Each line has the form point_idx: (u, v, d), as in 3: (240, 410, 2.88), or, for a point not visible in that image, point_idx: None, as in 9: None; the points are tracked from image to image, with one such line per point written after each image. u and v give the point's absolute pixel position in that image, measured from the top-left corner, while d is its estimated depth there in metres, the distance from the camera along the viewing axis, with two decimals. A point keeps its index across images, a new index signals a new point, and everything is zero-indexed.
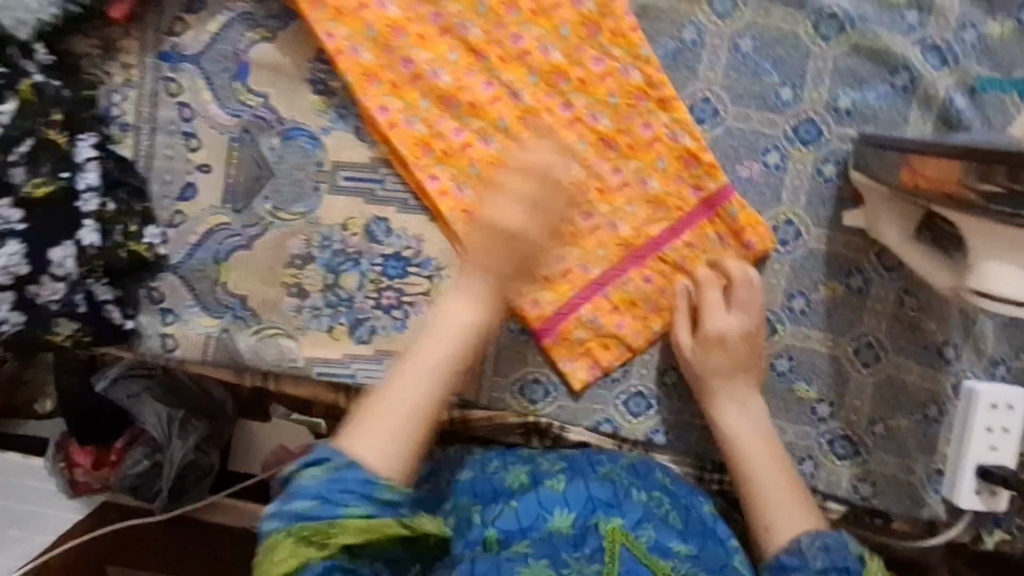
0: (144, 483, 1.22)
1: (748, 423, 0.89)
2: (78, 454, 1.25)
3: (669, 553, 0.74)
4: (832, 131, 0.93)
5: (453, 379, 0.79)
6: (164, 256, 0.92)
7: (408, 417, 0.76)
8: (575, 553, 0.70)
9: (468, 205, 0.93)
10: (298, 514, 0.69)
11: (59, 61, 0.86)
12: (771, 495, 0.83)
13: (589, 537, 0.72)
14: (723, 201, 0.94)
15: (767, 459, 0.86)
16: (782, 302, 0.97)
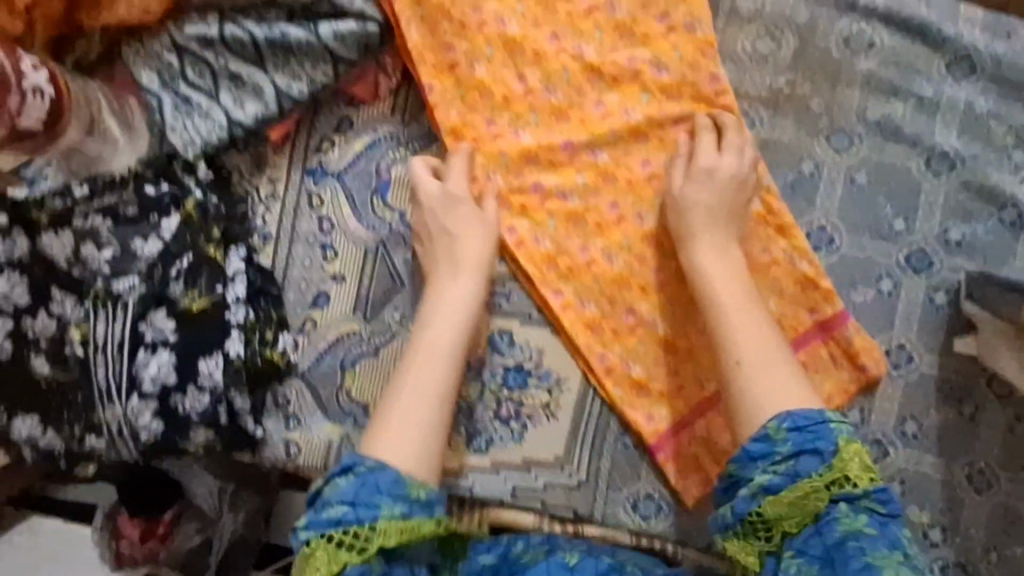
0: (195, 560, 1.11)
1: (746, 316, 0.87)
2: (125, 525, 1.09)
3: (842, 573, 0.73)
4: (943, 262, 0.96)
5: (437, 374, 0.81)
6: (293, 363, 0.94)
7: (433, 400, 0.79)
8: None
9: (590, 319, 0.96)
10: (330, 522, 0.71)
11: (216, 176, 0.91)
12: (757, 364, 0.83)
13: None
14: (838, 326, 0.95)
15: (758, 350, 0.84)
16: (895, 427, 0.98)
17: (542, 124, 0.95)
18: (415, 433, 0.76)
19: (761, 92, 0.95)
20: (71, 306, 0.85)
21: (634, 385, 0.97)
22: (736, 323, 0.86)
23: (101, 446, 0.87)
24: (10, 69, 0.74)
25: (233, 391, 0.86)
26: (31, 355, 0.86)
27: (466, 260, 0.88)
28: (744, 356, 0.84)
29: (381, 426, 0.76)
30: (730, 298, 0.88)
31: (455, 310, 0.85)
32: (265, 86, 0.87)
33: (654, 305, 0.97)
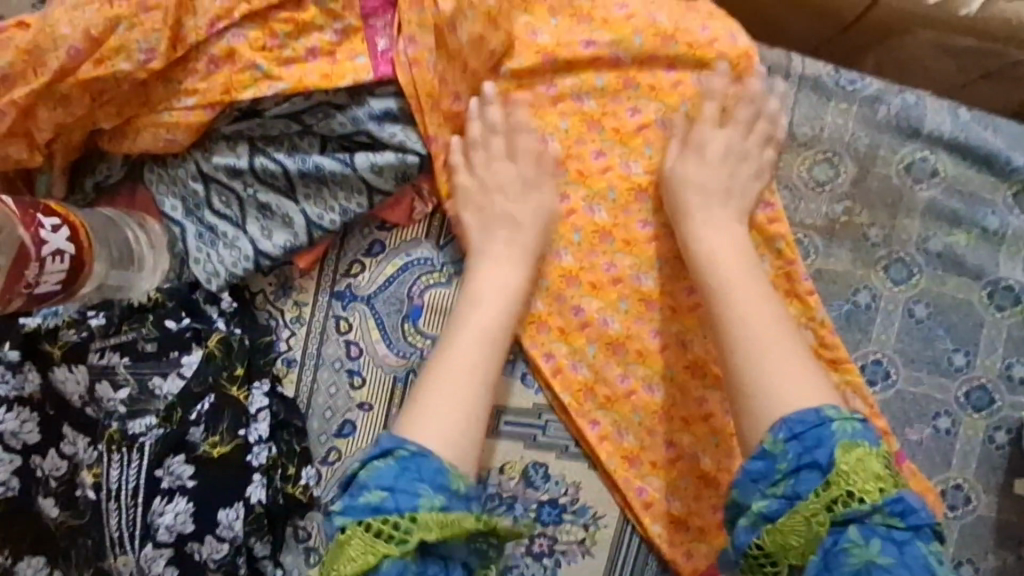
0: None
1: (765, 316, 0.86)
2: None
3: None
4: (1004, 400, 0.91)
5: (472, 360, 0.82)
6: (316, 497, 0.88)
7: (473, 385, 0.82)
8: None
9: (628, 450, 0.91)
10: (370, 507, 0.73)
11: (240, 302, 0.87)
12: (767, 368, 0.83)
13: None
14: (893, 467, 0.89)
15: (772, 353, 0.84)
16: (951, 570, 0.91)
17: (544, 238, 0.89)
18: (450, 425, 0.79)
19: (816, 220, 0.91)
20: (83, 447, 0.80)
21: (674, 521, 0.91)
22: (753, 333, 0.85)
23: None
24: (30, 243, 0.71)
25: (253, 538, 0.81)
26: (41, 498, 0.79)
27: (514, 240, 0.88)
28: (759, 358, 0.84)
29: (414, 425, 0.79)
30: (754, 302, 0.86)
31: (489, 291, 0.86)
32: (295, 216, 0.82)
33: (696, 437, 0.91)
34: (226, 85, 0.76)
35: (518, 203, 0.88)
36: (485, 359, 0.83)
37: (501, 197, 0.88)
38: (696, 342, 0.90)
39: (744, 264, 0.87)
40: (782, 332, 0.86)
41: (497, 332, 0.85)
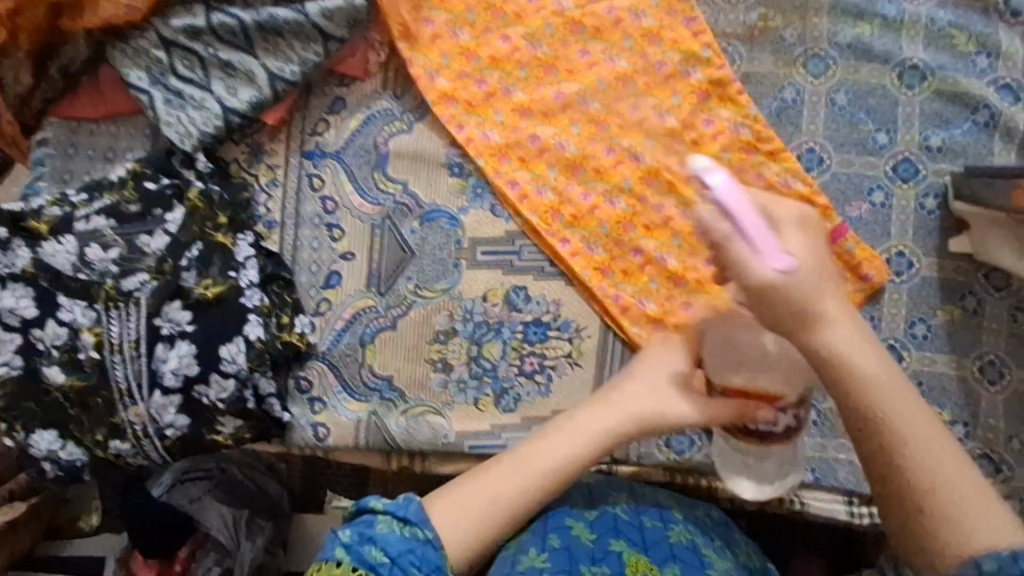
0: None
1: (855, 334, 0.63)
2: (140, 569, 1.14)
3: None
4: (928, 168, 1.01)
5: (536, 492, 0.80)
6: (313, 344, 0.94)
7: (515, 470, 0.80)
8: (594, 568, 0.77)
9: (599, 262, 0.97)
10: (369, 561, 0.72)
11: (217, 167, 0.91)
12: (921, 457, 0.62)
13: (611, 557, 0.79)
14: (839, 238, 0.98)
15: (908, 397, 0.63)
16: (904, 329, 1.01)
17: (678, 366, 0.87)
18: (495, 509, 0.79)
19: (736, 29, 1.02)
20: (82, 311, 0.83)
21: (652, 321, 0.97)
22: (851, 361, 0.63)
23: (126, 450, 0.84)
24: None
25: (258, 373, 0.85)
26: (42, 365, 0.83)
27: (639, 377, 0.87)
28: (907, 433, 0.62)
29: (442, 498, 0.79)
30: (828, 332, 0.62)
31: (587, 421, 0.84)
32: (257, 71, 0.89)
33: (659, 241, 0.97)
34: None
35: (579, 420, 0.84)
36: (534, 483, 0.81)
37: (669, 344, 0.90)
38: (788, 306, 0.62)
39: (823, 276, 0.62)
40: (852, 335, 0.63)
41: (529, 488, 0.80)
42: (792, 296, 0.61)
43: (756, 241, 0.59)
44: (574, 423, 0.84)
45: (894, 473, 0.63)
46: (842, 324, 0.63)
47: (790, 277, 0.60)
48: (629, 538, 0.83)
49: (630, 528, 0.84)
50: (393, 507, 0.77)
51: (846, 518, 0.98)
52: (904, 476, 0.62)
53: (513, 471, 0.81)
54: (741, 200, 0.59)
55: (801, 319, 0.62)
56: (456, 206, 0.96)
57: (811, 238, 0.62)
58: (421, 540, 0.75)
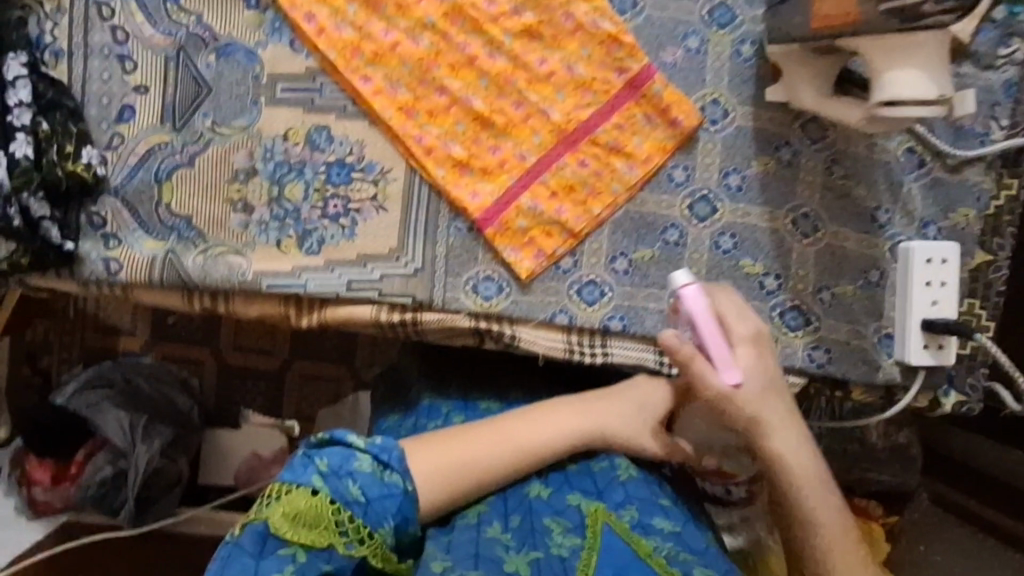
0: (112, 489, 1.39)
1: (795, 434, 0.84)
2: (37, 472, 1.40)
3: (650, 529, 0.80)
4: (744, 14, 0.99)
5: (490, 473, 0.81)
6: (104, 178, 0.92)
7: (506, 447, 0.82)
8: (557, 524, 0.78)
9: (403, 102, 0.95)
10: (347, 497, 0.69)
11: None
12: (824, 515, 0.80)
13: (572, 512, 0.80)
14: (647, 81, 0.97)
15: (818, 478, 0.82)
16: (718, 180, 1.00)
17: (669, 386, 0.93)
18: (449, 475, 0.78)
19: None
20: None
21: (456, 164, 0.96)
22: (778, 435, 0.84)
23: None
24: None
25: (25, 193, 0.84)
26: None
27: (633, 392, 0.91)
28: (807, 491, 0.81)
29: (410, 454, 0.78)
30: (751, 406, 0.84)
31: (558, 429, 0.85)
32: None
33: (465, 82, 0.96)
34: None
35: (550, 421, 0.85)
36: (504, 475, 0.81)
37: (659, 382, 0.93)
38: (751, 379, 0.85)
39: (768, 381, 0.86)
40: (805, 448, 0.84)
41: (497, 462, 0.81)
42: (740, 394, 0.84)
43: (708, 347, 0.85)
44: (560, 416, 0.86)
45: (802, 520, 0.81)
46: (761, 401, 0.84)
47: (739, 389, 0.84)
48: (584, 490, 0.84)
49: (582, 479, 0.86)
50: (377, 449, 0.74)
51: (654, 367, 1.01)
52: (820, 533, 0.79)
53: (496, 447, 0.82)
54: (705, 315, 0.85)
55: (752, 417, 0.84)
56: (252, 41, 0.94)
57: (755, 353, 0.86)
58: (401, 489, 0.73)
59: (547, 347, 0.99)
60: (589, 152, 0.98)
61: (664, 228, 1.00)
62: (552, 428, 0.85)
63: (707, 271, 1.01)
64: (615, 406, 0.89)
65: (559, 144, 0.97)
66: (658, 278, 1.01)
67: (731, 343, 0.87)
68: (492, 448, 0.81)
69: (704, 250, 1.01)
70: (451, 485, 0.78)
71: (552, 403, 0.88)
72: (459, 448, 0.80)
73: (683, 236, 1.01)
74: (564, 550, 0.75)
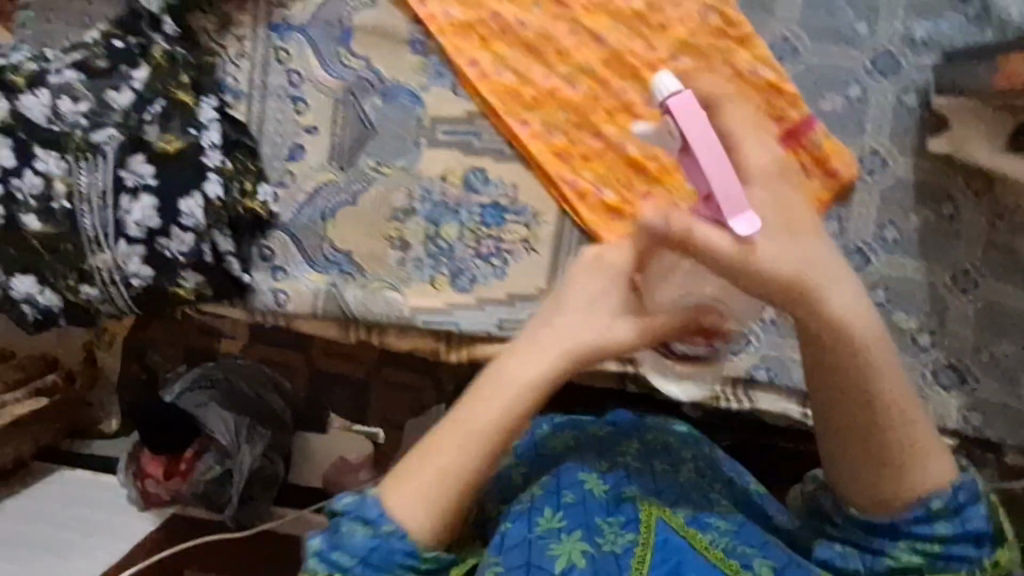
0: (218, 489, 1.26)
1: (856, 293, 0.54)
2: (150, 465, 1.28)
3: (710, 527, 0.62)
4: (910, 62, 0.96)
5: (456, 490, 0.56)
6: (275, 214, 0.97)
7: (478, 439, 0.57)
8: (609, 520, 0.61)
9: (558, 147, 0.97)
10: None
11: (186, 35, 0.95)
12: (894, 398, 0.54)
13: (627, 506, 0.62)
14: (808, 131, 0.94)
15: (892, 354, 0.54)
16: (873, 233, 0.98)
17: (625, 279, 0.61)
18: (441, 490, 0.56)
19: None
20: (54, 162, 0.88)
21: (607, 210, 0.97)
22: (844, 313, 0.53)
23: (94, 296, 0.90)
24: None
25: (215, 229, 0.90)
26: (20, 213, 0.88)
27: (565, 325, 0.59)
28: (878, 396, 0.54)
29: (398, 498, 0.56)
30: (548, 330, 0.60)
31: (483, 407, 0.57)
32: None
33: (621, 127, 0.96)
34: None
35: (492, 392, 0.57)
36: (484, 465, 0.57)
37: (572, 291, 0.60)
38: (776, 246, 0.53)
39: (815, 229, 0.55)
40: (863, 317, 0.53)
41: (462, 460, 0.56)
42: (768, 262, 0.53)
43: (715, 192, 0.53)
44: (488, 396, 0.57)
45: (880, 432, 0.54)
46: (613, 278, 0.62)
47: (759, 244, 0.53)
48: (643, 483, 0.65)
49: (643, 473, 0.66)
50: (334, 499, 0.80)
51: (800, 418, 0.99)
52: (900, 421, 0.54)
53: (447, 447, 0.57)
54: (702, 130, 0.54)
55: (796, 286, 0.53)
56: (416, 84, 0.97)
57: (779, 187, 0.55)
58: None
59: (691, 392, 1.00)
60: None
61: None
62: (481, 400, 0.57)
63: None
64: (524, 360, 0.58)
65: None
66: None
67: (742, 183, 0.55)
68: (460, 448, 0.56)
69: None
70: (450, 489, 0.56)
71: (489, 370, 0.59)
72: (416, 460, 0.57)
73: None
74: (616, 546, 0.60)
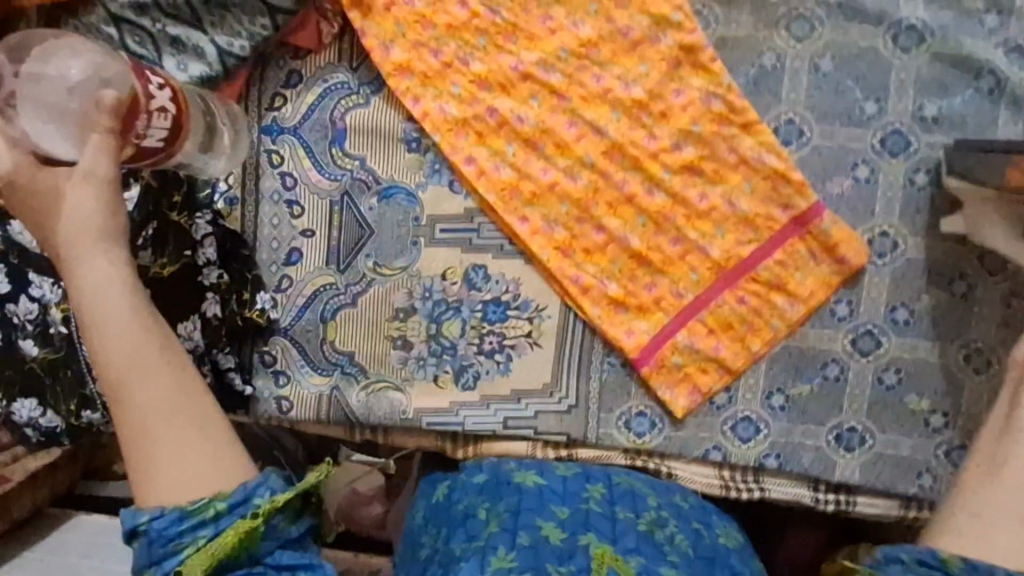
0: None
1: None
2: None
3: None
4: (920, 141, 0.93)
5: (174, 433, 0.73)
6: (275, 321, 0.96)
7: (170, 422, 0.73)
8: (560, 568, 0.77)
9: (560, 241, 0.95)
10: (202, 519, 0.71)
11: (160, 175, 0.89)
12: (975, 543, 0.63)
13: (579, 555, 0.78)
14: (815, 218, 0.94)
15: None
16: (884, 315, 0.96)
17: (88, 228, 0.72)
18: (183, 465, 0.73)
19: None
20: (49, 288, 0.88)
21: (611, 302, 0.95)
22: None
23: (97, 420, 0.89)
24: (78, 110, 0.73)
25: (215, 350, 0.89)
26: (19, 338, 0.89)
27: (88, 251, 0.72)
28: None
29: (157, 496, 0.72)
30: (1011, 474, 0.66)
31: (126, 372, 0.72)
32: (206, 46, 0.86)
33: (623, 220, 0.94)
34: None
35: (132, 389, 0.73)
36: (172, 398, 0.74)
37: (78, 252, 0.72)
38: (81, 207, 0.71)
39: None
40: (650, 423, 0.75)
41: (175, 441, 0.73)
42: None
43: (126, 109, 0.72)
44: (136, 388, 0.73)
45: None
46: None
47: None
48: (600, 531, 0.82)
49: (602, 521, 0.84)
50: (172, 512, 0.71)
51: (811, 503, 0.98)
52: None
53: (155, 436, 0.73)
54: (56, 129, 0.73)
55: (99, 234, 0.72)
56: (413, 183, 0.95)
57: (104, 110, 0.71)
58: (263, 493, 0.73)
59: (702, 481, 0.98)
60: (748, 288, 0.95)
61: (823, 363, 0.96)
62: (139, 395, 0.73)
63: (870, 408, 0.96)
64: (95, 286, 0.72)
65: (717, 281, 0.95)
66: (817, 414, 0.97)
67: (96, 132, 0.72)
68: (161, 428, 0.73)
69: (866, 385, 0.96)
70: (186, 451, 0.73)
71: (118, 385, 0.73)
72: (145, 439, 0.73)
73: (844, 371, 0.96)
74: None
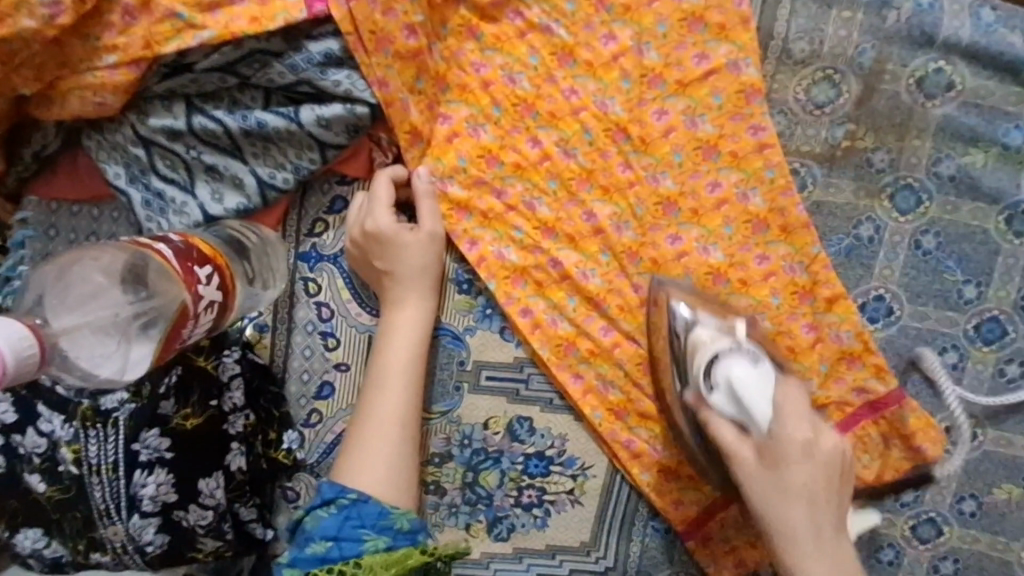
0: None
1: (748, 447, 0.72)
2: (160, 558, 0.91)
3: None
4: (1019, 331, 0.83)
5: (393, 437, 0.77)
6: (302, 459, 0.87)
7: (389, 437, 0.77)
8: None
9: (613, 402, 0.87)
10: (314, 558, 0.70)
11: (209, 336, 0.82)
12: (780, 514, 0.71)
13: None
14: (894, 405, 0.82)
15: (418, 273, 0.81)
16: (951, 505, 0.85)
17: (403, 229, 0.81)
18: (385, 460, 0.75)
19: (815, 147, 0.84)
20: (60, 425, 0.80)
21: (664, 470, 0.88)
22: (393, 344, 0.80)
23: (107, 561, 0.83)
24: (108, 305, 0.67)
25: (238, 503, 0.83)
26: (24, 470, 0.81)
27: (409, 280, 0.81)
28: (382, 341, 0.81)
29: (353, 476, 0.74)
30: (760, 475, 0.71)
31: (400, 348, 0.80)
32: (245, 177, 0.80)
33: None
34: (146, 39, 0.72)
35: (393, 354, 0.80)
36: (417, 370, 0.80)
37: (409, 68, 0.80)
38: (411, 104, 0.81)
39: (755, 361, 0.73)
40: (415, 360, 0.80)
41: (409, 389, 0.79)
42: (399, 241, 0.80)
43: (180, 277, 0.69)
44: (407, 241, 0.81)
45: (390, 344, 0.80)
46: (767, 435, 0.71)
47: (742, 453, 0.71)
48: None
49: None
50: (321, 495, 0.74)
51: None
52: (793, 522, 0.70)
53: (376, 408, 0.78)
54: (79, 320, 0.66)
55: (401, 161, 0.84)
56: (460, 325, 0.87)
57: (157, 283, 0.69)
58: (395, 528, 0.72)
59: None
60: None
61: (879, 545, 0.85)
62: (404, 331, 0.80)
63: None
64: (409, 301, 0.81)
65: None
66: None
67: (145, 311, 0.68)
68: (384, 392, 0.78)
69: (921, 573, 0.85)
70: (391, 443, 0.76)
71: (389, 308, 0.82)
72: (383, 424, 0.77)
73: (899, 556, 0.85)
74: None
